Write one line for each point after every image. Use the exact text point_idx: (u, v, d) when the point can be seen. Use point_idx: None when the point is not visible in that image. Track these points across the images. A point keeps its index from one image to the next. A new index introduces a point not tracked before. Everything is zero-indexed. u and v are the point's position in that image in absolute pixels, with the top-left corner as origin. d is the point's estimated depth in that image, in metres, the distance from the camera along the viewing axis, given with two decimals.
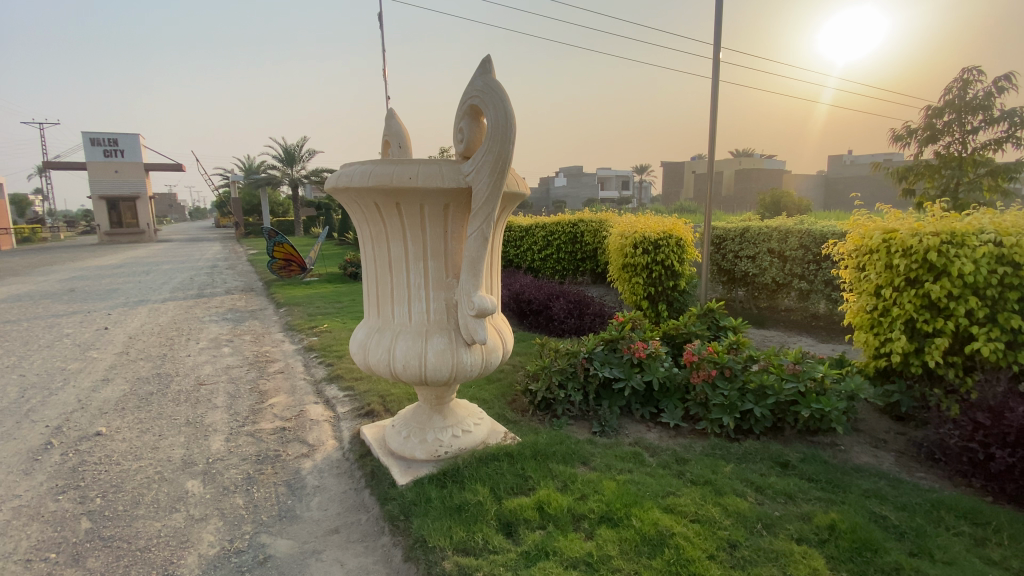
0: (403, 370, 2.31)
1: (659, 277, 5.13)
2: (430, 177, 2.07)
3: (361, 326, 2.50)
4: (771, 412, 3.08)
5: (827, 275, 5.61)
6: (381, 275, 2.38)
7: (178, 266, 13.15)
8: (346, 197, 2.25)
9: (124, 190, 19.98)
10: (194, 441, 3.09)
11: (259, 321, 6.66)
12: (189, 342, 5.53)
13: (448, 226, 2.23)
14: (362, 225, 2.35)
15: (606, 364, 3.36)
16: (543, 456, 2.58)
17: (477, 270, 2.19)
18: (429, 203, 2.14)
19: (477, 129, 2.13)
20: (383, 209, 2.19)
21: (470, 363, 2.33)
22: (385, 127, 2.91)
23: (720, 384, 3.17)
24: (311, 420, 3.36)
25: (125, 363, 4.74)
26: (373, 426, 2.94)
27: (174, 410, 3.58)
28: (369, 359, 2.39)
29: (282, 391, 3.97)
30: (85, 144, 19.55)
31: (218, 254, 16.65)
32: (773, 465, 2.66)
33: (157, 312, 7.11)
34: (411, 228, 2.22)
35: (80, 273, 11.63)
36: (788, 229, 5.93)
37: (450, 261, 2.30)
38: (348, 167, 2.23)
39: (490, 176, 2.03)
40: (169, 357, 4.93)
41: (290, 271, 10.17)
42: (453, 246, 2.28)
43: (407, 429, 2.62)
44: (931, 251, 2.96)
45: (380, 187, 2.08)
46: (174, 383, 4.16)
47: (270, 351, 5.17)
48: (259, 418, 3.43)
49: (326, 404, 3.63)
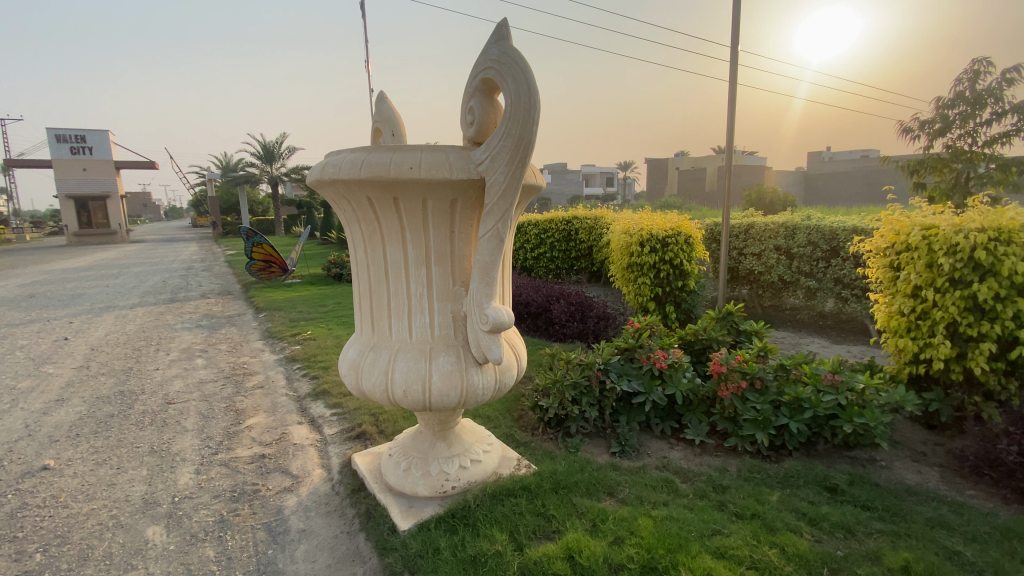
0: (403, 397, 1.96)
1: (667, 277, 4.84)
2: (435, 167, 1.71)
3: (352, 344, 2.14)
4: (808, 426, 2.80)
5: (837, 273, 5.38)
6: (374, 283, 2.02)
7: (150, 268, 12.51)
8: (333, 192, 1.89)
9: (93, 189, 19.17)
10: (158, 475, 2.69)
11: (236, 328, 6.21)
12: (158, 353, 5.08)
13: (455, 225, 1.89)
14: (352, 224, 1.99)
15: (624, 376, 3.05)
16: (564, 488, 2.25)
17: (492, 278, 1.85)
18: (433, 198, 1.79)
19: (490, 107, 1.77)
20: (376, 206, 1.83)
21: (481, 385, 1.99)
22: (376, 113, 2.56)
23: (750, 398, 2.89)
24: (294, 445, 2.99)
25: (85, 379, 4.29)
26: (366, 454, 2.58)
27: (137, 436, 3.16)
28: (362, 383, 2.03)
29: (261, 410, 3.58)
30: (51, 141, 18.67)
31: (194, 255, 16.00)
32: (821, 492, 2.40)
33: (125, 319, 6.62)
34: (411, 228, 1.87)
35: (44, 277, 11.00)
36: (795, 225, 5.69)
37: (457, 267, 1.95)
38: (334, 156, 1.87)
39: (509, 163, 1.67)
40: (136, 371, 4.49)
41: (270, 272, 9.69)
42: (461, 248, 1.93)
43: (407, 460, 2.27)
44: (979, 249, 2.69)
45: (374, 179, 1.72)
46: (140, 402, 3.74)
47: (248, 362, 4.75)
48: (235, 444, 3.04)
49: (312, 425, 3.25)
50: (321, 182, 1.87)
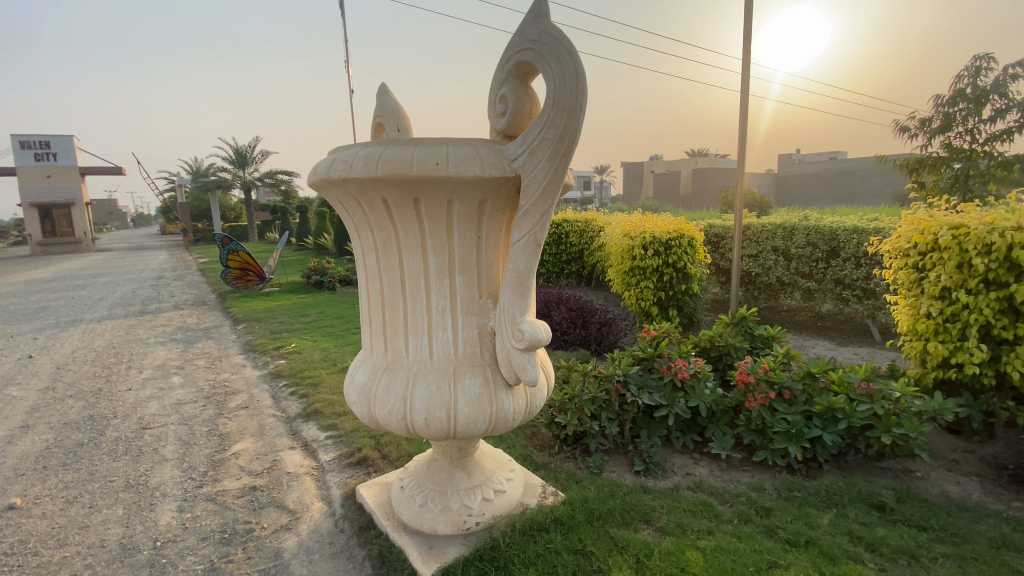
0: (424, 426, 1.71)
1: (670, 280, 4.67)
2: (464, 163, 1.49)
3: (361, 365, 1.89)
4: (841, 438, 2.67)
5: (838, 273, 5.29)
6: (387, 296, 1.78)
7: (118, 278, 11.90)
8: (341, 193, 1.65)
9: (58, 197, 18.32)
10: (136, 514, 2.38)
11: (215, 342, 5.84)
12: (131, 371, 4.70)
13: (482, 229, 1.66)
14: (361, 230, 1.75)
15: (644, 389, 2.84)
16: (599, 518, 2.04)
17: (526, 288, 1.63)
18: (460, 199, 1.56)
19: (525, 95, 1.55)
20: (393, 207, 1.60)
21: (512, 410, 1.76)
22: (378, 106, 2.31)
23: (780, 408, 2.72)
24: (288, 475, 2.71)
25: (50, 402, 3.90)
26: (371, 484, 2.32)
27: (111, 469, 2.83)
28: (376, 411, 1.78)
29: (248, 433, 3.28)
30: (11, 146, 17.76)
31: (165, 264, 15.37)
32: (870, 511, 2.27)
33: (93, 334, 6.17)
34: (432, 233, 1.64)
35: (4, 289, 10.35)
36: (793, 226, 5.58)
37: (483, 276, 1.73)
38: (342, 152, 1.62)
39: (551, 158, 1.46)
40: (106, 392, 4.11)
41: (247, 281, 9.27)
42: (488, 255, 1.71)
43: (423, 494, 2.02)
44: (1017, 248, 2.59)
45: (394, 176, 1.48)
46: (112, 428, 3.39)
47: (229, 379, 4.42)
48: (222, 475, 2.74)
49: (306, 450, 2.97)
50: (328, 182, 1.62)
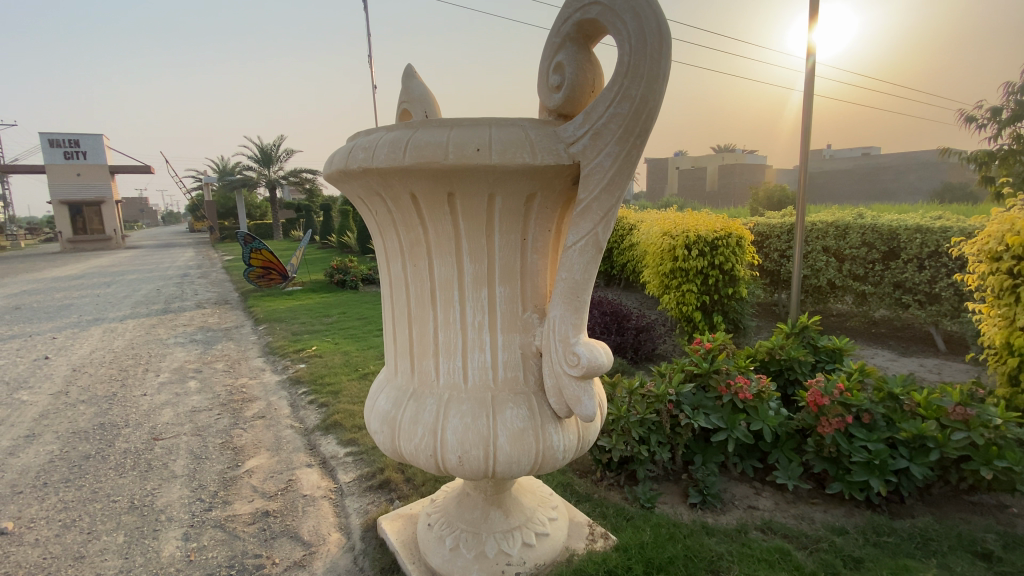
0: (456, 466, 1.42)
1: (715, 283, 4.32)
2: (510, 148, 1.19)
3: (384, 389, 1.61)
4: (931, 470, 2.31)
5: (898, 276, 4.85)
6: (415, 309, 1.50)
7: (144, 275, 12.00)
8: (362, 187, 1.38)
9: (88, 195, 18.73)
10: (137, 543, 2.17)
11: (234, 343, 5.68)
12: (147, 374, 4.56)
13: (529, 229, 1.37)
14: (385, 230, 1.47)
15: (699, 410, 2.54)
16: (658, 570, 1.75)
17: (582, 302, 1.32)
18: (504, 193, 1.27)
19: (587, 64, 1.25)
20: (424, 203, 1.32)
21: (561, 447, 1.46)
22: (404, 91, 2.05)
23: (858, 435, 2.37)
24: (304, 498, 2.47)
25: (61, 408, 3.77)
26: (393, 516, 2.05)
27: (115, 488, 2.64)
28: (400, 445, 1.49)
29: (263, 447, 3.06)
30: (44, 146, 18.18)
31: (191, 261, 15.55)
32: (978, 563, 1.93)
33: (113, 334, 6.10)
34: (468, 233, 1.35)
35: (34, 285, 10.52)
36: (847, 224, 5.15)
37: (529, 286, 1.43)
38: (363, 138, 1.35)
39: (620, 140, 1.16)
40: (120, 398, 3.97)
41: (270, 279, 9.18)
42: (534, 261, 1.41)
43: (454, 535, 1.74)
44: None
45: (424, 164, 1.20)
46: (121, 439, 3.22)
47: (247, 385, 4.22)
48: (232, 496, 2.52)
49: (324, 468, 2.73)
50: (347, 174, 1.35)
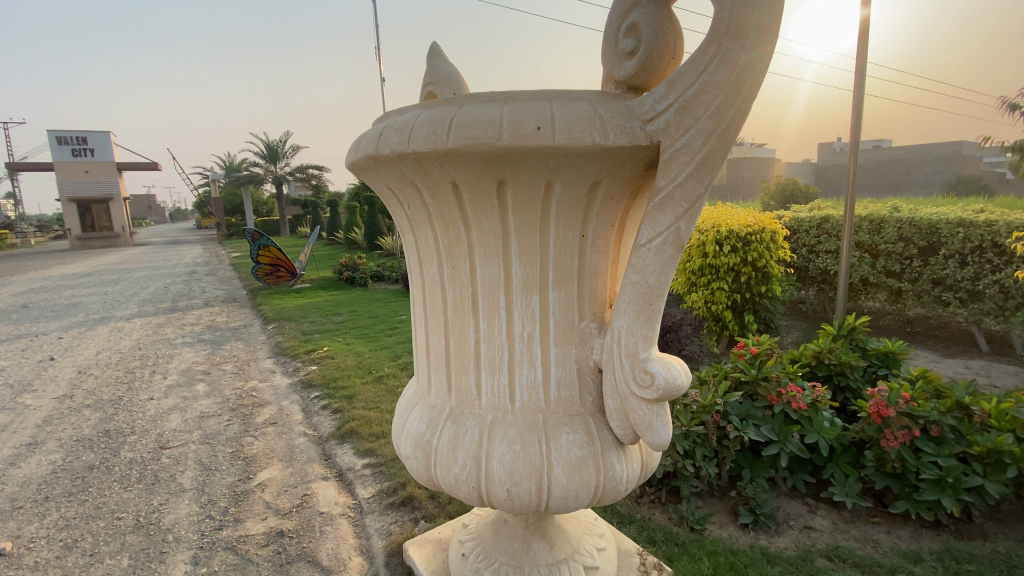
0: (503, 500, 1.22)
1: (747, 280, 4.11)
2: (577, 126, 0.98)
3: (416, 407, 1.41)
4: (1008, 487, 2.10)
5: (937, 273, 4.60)
6: (453, 318, 1.30)
7: (152, 272, 11.91)
8: (394, 175, 1.18)
9: (96, 192, 18.70)
10: (143, 567, 2.01)
11: (243, 343, 5.52)
12: (154, 377, 4.41)
13: (590, 224, 1.16)
14: (419, 224, 1.27)
15: (748, 421, 2.35)
16: None
17: (655, 311, 1.11)
18: (566, 180, 1.06)
19: (668, 23, 1.04)
20: (468, 193, 1.11)
21: (622, 476, 1.26)
22: (430, 70, 1.84)
23: (926, 449, 2.17)
24: (321, 515, 2.29)
25: (65, 413, 3.62)
26: (419, 541, 1.86)
27: (119, 503, 2.47)
28: (437, 474, 1.30)
29: (275, 457, 2.88)
30: (51, 143, 18.14)
31: (198, 257, 15.46)
32: None
33: (120, 334, 5.96)
34: (519, 228, 1.14)
35: (43, 283, 10.45)
36: (882, 218, 4.92)
37: (587, 291, 1.22)
38: (396, 117, 1.15)
39: (713, 117, 0.96)
40: (126, 402, 3.81)
41: (278, 276, 9.03)
42: (595, 262, 1.20)
43: (493, 569, 1.55)
44: None
45: (471, 146, 0.99)
46: (127, 448, 3.05)
47: (257, 388, 4.05)
48: (244, 514, 2.34)
49: (341, 481, 2.55)
50: (377, 161, 1.15)
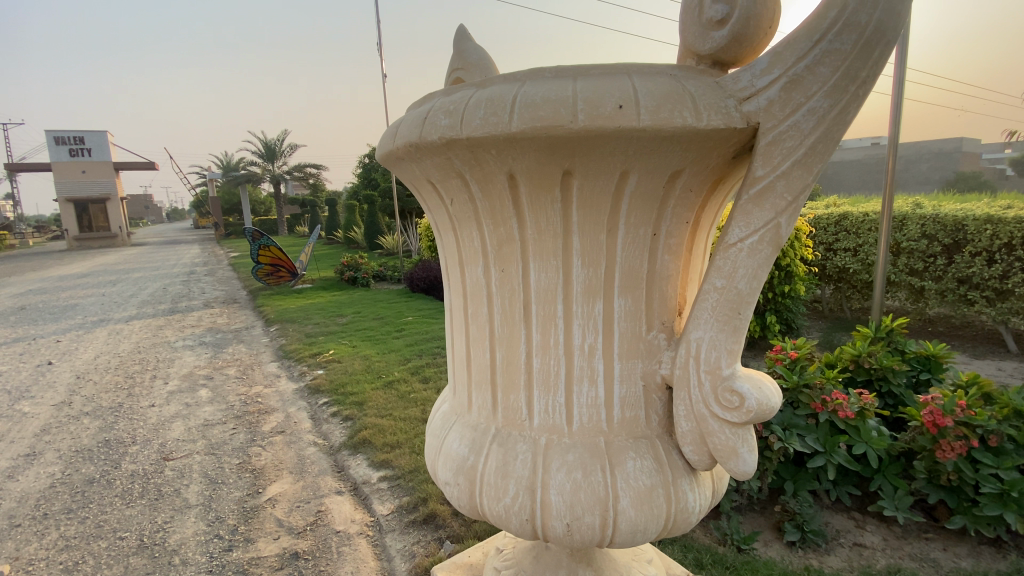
0: (561, 534, 1.07)
1: (770, 280, 3.96)
2: (665, 105, 0.84)
3: (455, 427, 1.26)
4: None
5: (962, 271, 4.47)
6: (499, 327, 1.14)
7: (151, 273, 11.74)
8: (439, 165, 1.02)
9: (93, 192, 18.50)
10: None
11: (246, 346, 5.36)
12: (155, 382, 4.24)
13: (664, 221, 1.01)
14: (463, 221, 1.11)
15: (792, 431, 2.21)
16: None
17: (743, 320, 0.97)
18: (645, 169, 0.91)
19: None
20: (527, 185, 0.96)
21: (693, 505, 1.11)
22: (457, 52, 1.66)
23: (984, 461, 2.03)
24: (337, 534, 2.15)
25: (64, 422, 3.46)
26: (448, 566, 1.71)
27: (122, 521, 2.32)
28: (483, 504, 1.15)
29: (286, 469, 2.73)
30: (48, 143, 17.93)
31: (197, 258, 15.27)
32: None
33: (120, 336, 5.80)
34: (583, 226, 0.99)
35: (39, 284, 10.27)
36: (904, 214, 4.79)
37: (658, 297, 1.07)
38: (442, 99, 1.00)
39: (828, 94, 0.83)
40: (126, 410, 3.65)
41: (280, 276, 8.87)
42: (667, 264, 1.05)
43: None
44: None
45: (540, 128, 0.84)
46: (128, 459, 2.90)
47: (262, 394, 3.89)
48: (254, 533, 2.19)
49: (357, 496, 2.41)
50: (420, 149, 1.00)
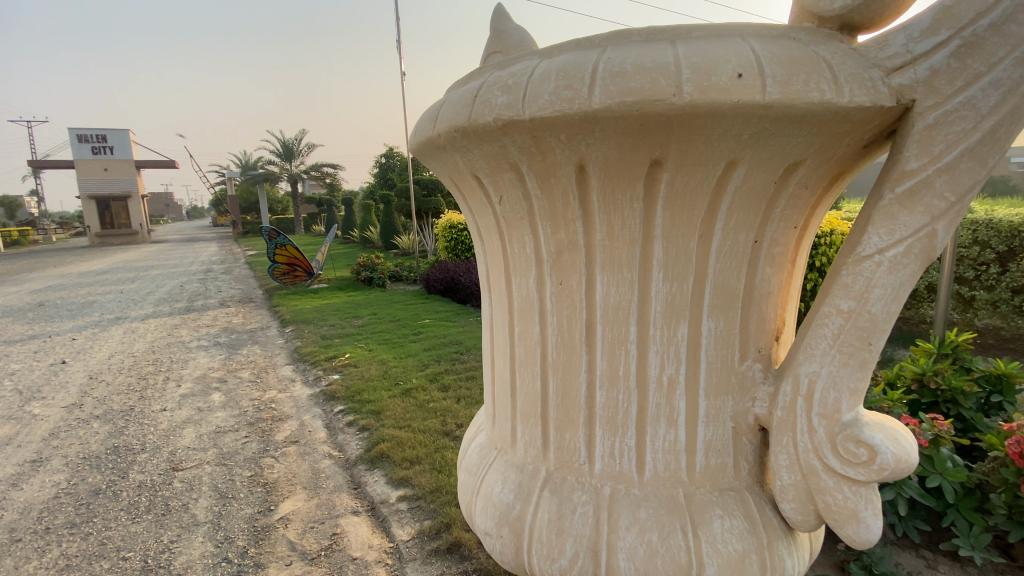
0: None
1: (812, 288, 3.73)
2: (796, 75, 0.66)
3: (496, 467, 1.07)
4: None
5: (1018, 281, 4.16)
6: (553, 354, 0.94)
7: (169, 271, 11.76)
8: (488, 156, 0.83)
9: (115, 189, 18.71)
10: None
11: (260, 348, 5.24)
12: (168, 384, 4.13)
13: (768, 226, 0.82)
14: (513, 224, 0.92)
15: None
16: None
17: (874, 351, 0.78)
18: (757, 159, 0.72)
19: None
20: (601, 180, 0.77)
21: (789, 572, 0.91)
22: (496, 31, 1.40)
23: None
24: (353, 562, 1.97)
25: (73, 426, 3.35)
26: None
27: (126, 539, 2.17)
28: (532, 564, 0.95)
29: (300, 483, 2.57)
30: (71, 141, 18.17)
31: (214, 256, 15.32)
32: None
33: (134, 335, 5.72)
34: (671, 232, 0.79)
35: (59, 280, 10.33)
36: None
37: (755, 319, 0.87)
38: (495, 74, 0.81)
39: (1016, 62, 0.65)
40: (137, 413, 3.53)
41: (296, 276, 8.78)
42: (768, 279, 0.86)
43: None
44: None
45: (633, 103, 0.65)
46: (136, 468, 2.76)
47: (276, 399, 3.74)
48: (265, 557, 2.03)
49: (375, 517, 2.23)
50: (466, 135, 0.80)
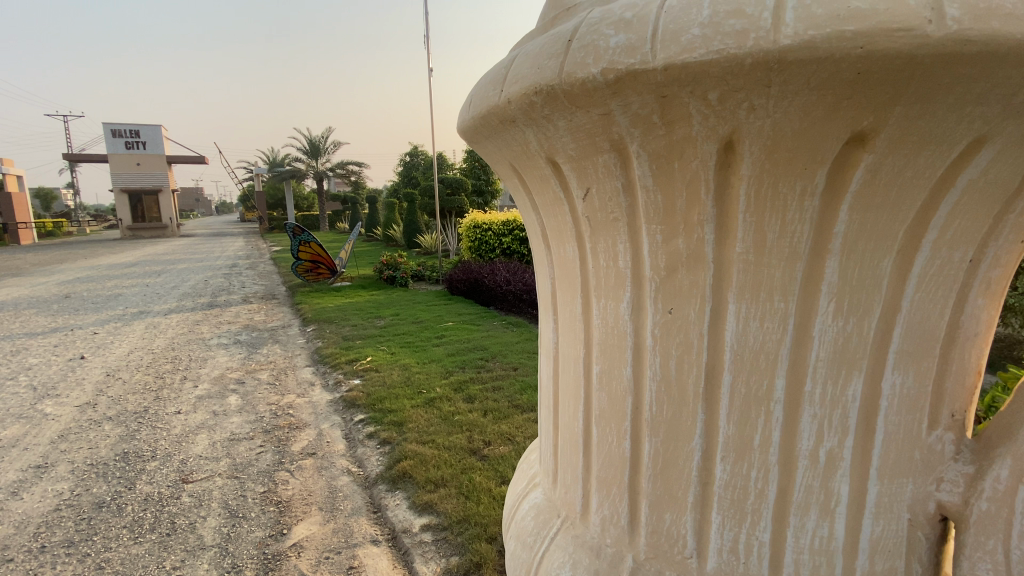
0: None
1: None
2: None
3: (560, 546, 0.81)
4: None
5: None
6: (650, 410, 0.68)
7: (195, 265, 11.80)
8: (579, 129, 0.57)
9: (146, 183, 19.03)
10: None
11: (280, 348, 5.09)
12: (184, 385, 3.98)
13: (992, 241, 0.56)
14: (601, 231, 0.66)
15: None
16: None
17: None
18: (1016, 136, 0.47)
19: None
20: (759, 164, 0.51)
21: None
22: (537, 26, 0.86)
23: None
24: None
25: (84, 427, 3.21)
26: None
27: (126, 563, 1.99)
28: None
29: (315, 502, 2.36)
30: (105, 135, 18.55)
31: (239, 251, 15.38)
32: None
33: (155, 331, 5.64)
34: (856, 245, 0.54)
35: (88, 272, 10.43)
36: None
37: (953, 372, 0.62)
38: (597, 11, 0.57)
39: None
40: (150, 416, 3.38)
41: (318, 273, 8.67)
42: (978, 315, 0.61)
43: None
44: None
45: (856, 36, 0.41)
46: (144, 479, 2.59)
47: (294, 405, 3.56)
48: None
49: (397, 550, 2.00)
50: (552, 97, 0.55)
